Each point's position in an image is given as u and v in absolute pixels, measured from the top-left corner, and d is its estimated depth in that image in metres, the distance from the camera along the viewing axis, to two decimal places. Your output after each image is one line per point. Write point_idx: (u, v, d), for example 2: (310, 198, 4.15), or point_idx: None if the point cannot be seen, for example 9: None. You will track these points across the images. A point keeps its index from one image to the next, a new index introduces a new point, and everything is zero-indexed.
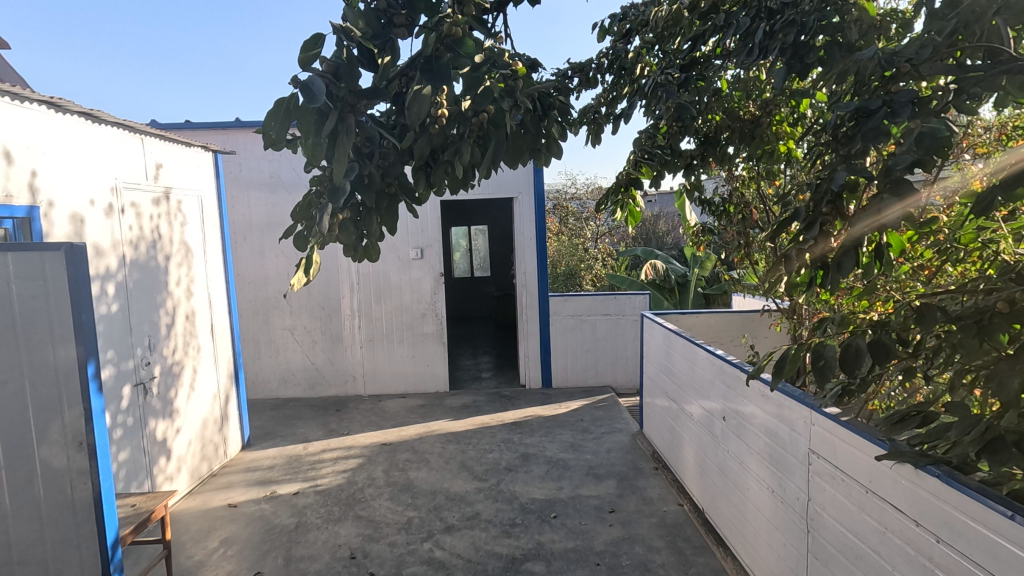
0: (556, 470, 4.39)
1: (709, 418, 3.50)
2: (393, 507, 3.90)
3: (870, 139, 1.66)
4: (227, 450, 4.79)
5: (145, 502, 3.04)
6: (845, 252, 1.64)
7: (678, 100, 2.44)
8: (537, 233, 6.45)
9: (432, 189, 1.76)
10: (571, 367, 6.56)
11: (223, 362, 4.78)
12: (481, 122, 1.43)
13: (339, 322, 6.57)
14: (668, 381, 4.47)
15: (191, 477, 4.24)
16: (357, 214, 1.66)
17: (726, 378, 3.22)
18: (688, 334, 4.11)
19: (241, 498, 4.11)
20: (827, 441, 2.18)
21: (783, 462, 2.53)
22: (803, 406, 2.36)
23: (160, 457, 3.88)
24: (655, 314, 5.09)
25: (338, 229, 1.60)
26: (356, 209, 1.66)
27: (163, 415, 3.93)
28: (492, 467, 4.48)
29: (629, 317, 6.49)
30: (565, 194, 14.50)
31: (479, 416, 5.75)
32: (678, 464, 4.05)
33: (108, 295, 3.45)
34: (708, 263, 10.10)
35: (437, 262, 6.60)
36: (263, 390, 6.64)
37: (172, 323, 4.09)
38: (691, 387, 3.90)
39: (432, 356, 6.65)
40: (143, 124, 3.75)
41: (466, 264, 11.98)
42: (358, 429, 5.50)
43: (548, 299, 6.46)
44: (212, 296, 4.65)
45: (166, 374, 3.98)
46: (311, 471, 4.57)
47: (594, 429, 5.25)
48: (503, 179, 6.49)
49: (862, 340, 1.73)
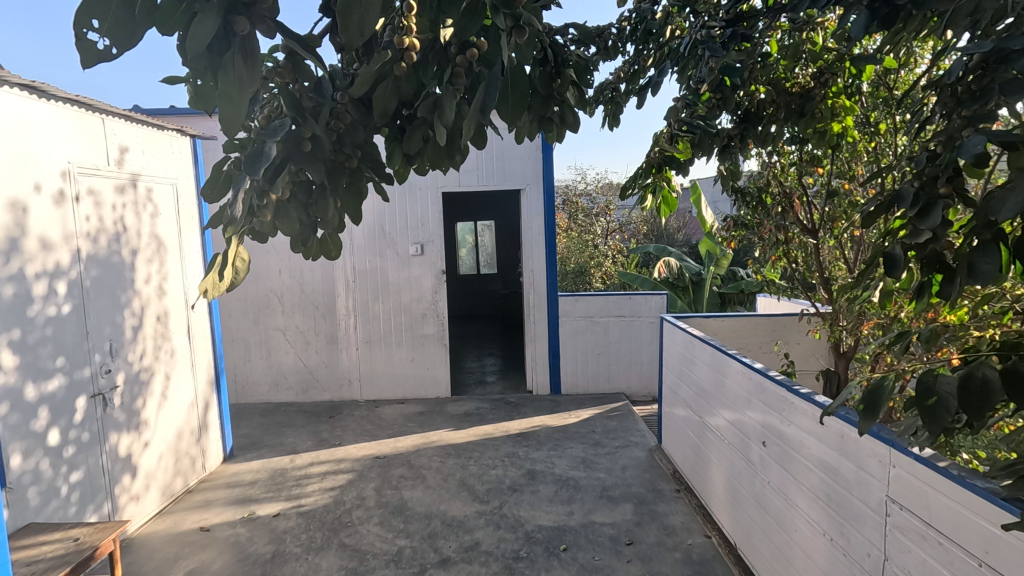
0: (566, 492, 3.95)
1: (741, 440, 3.04)
2: (383, 534, 3.47)
3: (1008, 94, 1.19)
4: (206, 464, 4.37)
5: (91, 536, 2.63)
6: (984, 249, 1.15)
7: (725, 59, 1.97)
8: (546, 227, 5.99)
9: (411, 164, 1.40)
10: (582, 371, 6.10)
11: (202, 368, 4.37)
12: (469, 60, 1.07)
13: (335, 322, 6.16)
14: (690, 392, 3.99)
15: (161, 495, 3.84)
16: (306, 195, 1.23)
17: (766, 397, 2.74)
18: (714, 341, 3.62)
19: (215, 521, 3.69)
20: (914, 490, 1.72)
21: (846, 506, 2.06)
22: (877, 441, 1.89)
23: (124, 475, 3.48)
24: (676, 317, 4.60)
25: (274, 212, 1.15)
26: (303, 188, 1.21)
27: (128, 428, 3.53)
28: (495, 487, 4.04)
29: (644, 319, 6.02)
30: (575, 189, 14.05)
31: (482, 425, 5.31)
32: (704, 488, 3.59)
33: (58, 295, 3.04)
34: (725, 261, 9.67)
35: (438, 258, 6.15)
36: (253, 394, 6.23)
37: (139, 325, 3.67)
38: (717, 401, 3.44)
39: (433, 359, 6.21)
40: (103, 102, 3.33)
41: (471, 261, 11.56)
42: (351, 439, 5.08)
43: (557, 299, 6.01)
44: (189, 296, 4.24)
45: (132, 382, 3.57)
46: (295, 488, 4.14)
47: (607, 442, 4.79)
48: (509, 170, 6.03)
49: (995, 370, 1.26)
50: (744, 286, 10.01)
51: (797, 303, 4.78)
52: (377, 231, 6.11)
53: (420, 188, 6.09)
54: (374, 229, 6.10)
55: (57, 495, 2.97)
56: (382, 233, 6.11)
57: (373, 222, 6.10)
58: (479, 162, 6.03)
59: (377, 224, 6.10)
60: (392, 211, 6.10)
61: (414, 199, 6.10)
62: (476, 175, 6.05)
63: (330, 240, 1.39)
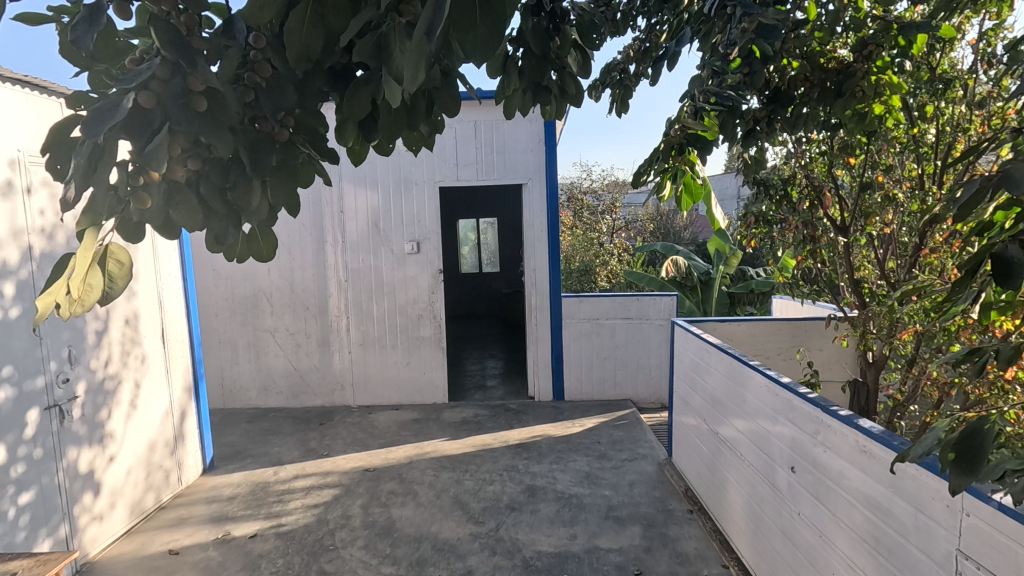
0: (568, 511, 3.63)
1: (764, 461, 2.70)
2: (367, 560, 3.16)
3: None
4: (182, 477, 4.08)
5: (31, 570, 2.32)
6: None
7: (762, 20, 1.66)
8: (550, 225, 5.66)
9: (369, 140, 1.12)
10: (586, 376, 5.77)
11: (178, 373, 4.08)
12: None
13: (327, 324, 5.86)
14: (703, 402, 3.67)
15: (130, 513, 3.55)
16: (224, 177, 0.98)
17: (795, 416, 2.39)
18: (730, 347, 3.28)
19: (186, 543, 3.39)
20: (997, 549, 1.38)
21: (901, 555, 1.72)
22: (944, 483, 1.55)
23: (85, 493, 3.19)
24: (688, 320, 4.27)
25: (164, 199, 0.91)
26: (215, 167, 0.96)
27: (90, 442, 3.24)
28: (492, 505, 3.73)
29: (652, 322, 5.69)
30: (580, 185, 13.72)
31: (480, 434, 5.00)
32: (721, 511, 3.25)
33: (5, 297, 2.74)
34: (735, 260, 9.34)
35: (435, 257, 5.83)
36: (241, 399, 5.94)
37: (104, 329, 3.38)
38: (735, 414, 3.10)
39: (429, 363, 5.89)
40: (60, 85, 3.03)
41: (473, 259, 11.25)
42: (340, 448, 4.77)
43: (560, 300, 5.69)
44: (163, 297, 3.94)
45: (95, 392, 3.28)
46: (276, 505, 3.84)
47: (613, 454, 4.46)
48: (510, 164, 5.70)
49: None
50: (755, 286, 9.67)
51: (818, 306, 4.44)
52: (371, 228, 5.80)
53: (416, 182, 5.76)
54: (368, 225, 5.79)
55: (3, 519, 2.68)
56: (376, 230, 5.80)
57: (367, 218, 5.79)
58: (479, 155, 5.71)
59: (371, 220, 5.79)
60: (387, 207, 5.79)
61: (409, 194, 5.78)
62: (475, 169, 5.72)
63: (263, 233, 1.13)
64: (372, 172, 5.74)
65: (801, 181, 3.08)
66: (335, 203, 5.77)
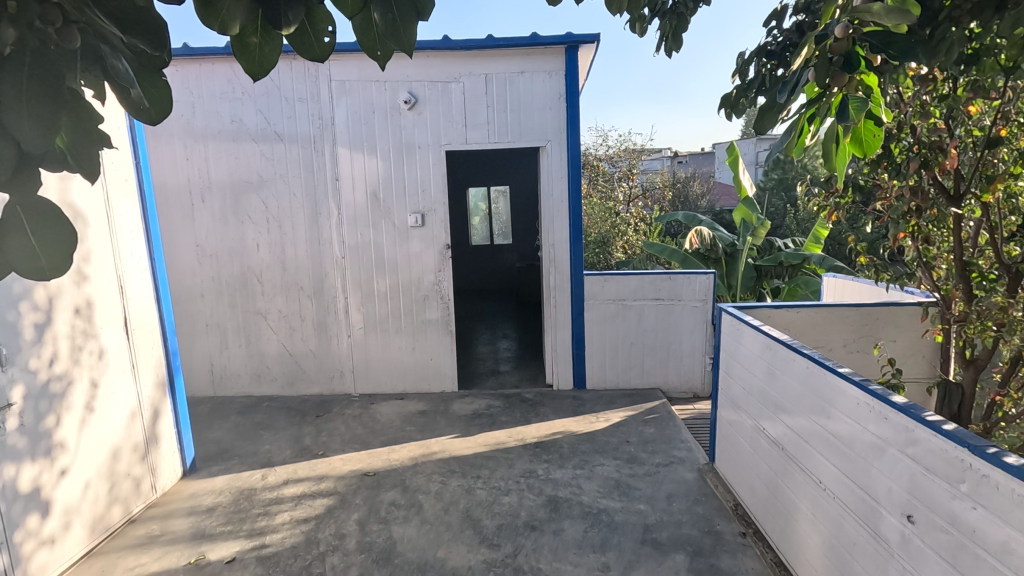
0: (598, 533, 3.09)
1: (856, 496, 2.11)
2: None
3: None
4: (156, 483, 3.60)
5: None
6: None
7: None
8: (571, 194, 5.00)
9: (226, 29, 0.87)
10: (611, 364, 5.19)
11: (148, 368, 3.56)
12: None
13: (323, 305, 5.31)
14: (755, 406, 3.05)
15: (91, 531, 3.07)
16: None
17: (914, 449, 1.79)
18: (798, 343, 2.64)
19: (153, 570, 2.90)
20: None
21: None
22: None
23: (29, 516, 2.71)
24: (735, 306, 3.58)
25: None
26: None
27: (32, 456, 2.74)
28: (508, 524, 3.20)
29: (685, 304, 5.06)
30: (596, 152, 12.94)
31: (493, 430, 4.47)
32: (786, 542, 2.69)
33: None
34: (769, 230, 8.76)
35: (441, 230, 5.22)
36: (233, 387, 5.45)
37: (46, 322, 2.85)
38: (807, 427, 2.49)
39: (437, 348, 5.34)
40: None
41: (485, 230, 10.62)
42: (337, 447, 4.27)
43: (582, 279, 5.07)
44: (125, 281, 3.39)
45: (35, 396, 2.77)
46: (261, 520, 3.33)
47: (645, 458, 3.91)
48: (525, 125, 5.02)
49: None
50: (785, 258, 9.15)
51: (888, 290, 3.81)
52: (370, 198, 5.17)
53: (420, 147, 5.10)
54: (366, 195, 5.17)
55: None
56: (376, 201, 5.17)
57: (365, 187, 5.16)
58: (490, 115, 5.02)
59: (369, 190, 5.16)
60: (387, 175, 5.14)
61: (412, 159, 5.12)
62: (486, 131, 5.05)
63: (31, 221, 0.78)
64: (370, 135, 5.08)
65: (910, 135, 2.40)
66: (329, 171, 5.14)
